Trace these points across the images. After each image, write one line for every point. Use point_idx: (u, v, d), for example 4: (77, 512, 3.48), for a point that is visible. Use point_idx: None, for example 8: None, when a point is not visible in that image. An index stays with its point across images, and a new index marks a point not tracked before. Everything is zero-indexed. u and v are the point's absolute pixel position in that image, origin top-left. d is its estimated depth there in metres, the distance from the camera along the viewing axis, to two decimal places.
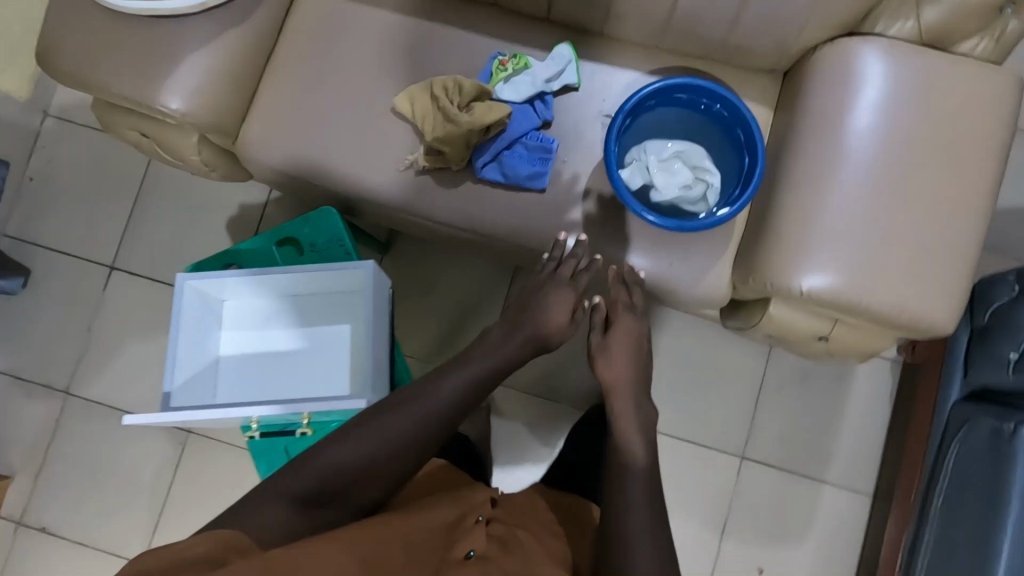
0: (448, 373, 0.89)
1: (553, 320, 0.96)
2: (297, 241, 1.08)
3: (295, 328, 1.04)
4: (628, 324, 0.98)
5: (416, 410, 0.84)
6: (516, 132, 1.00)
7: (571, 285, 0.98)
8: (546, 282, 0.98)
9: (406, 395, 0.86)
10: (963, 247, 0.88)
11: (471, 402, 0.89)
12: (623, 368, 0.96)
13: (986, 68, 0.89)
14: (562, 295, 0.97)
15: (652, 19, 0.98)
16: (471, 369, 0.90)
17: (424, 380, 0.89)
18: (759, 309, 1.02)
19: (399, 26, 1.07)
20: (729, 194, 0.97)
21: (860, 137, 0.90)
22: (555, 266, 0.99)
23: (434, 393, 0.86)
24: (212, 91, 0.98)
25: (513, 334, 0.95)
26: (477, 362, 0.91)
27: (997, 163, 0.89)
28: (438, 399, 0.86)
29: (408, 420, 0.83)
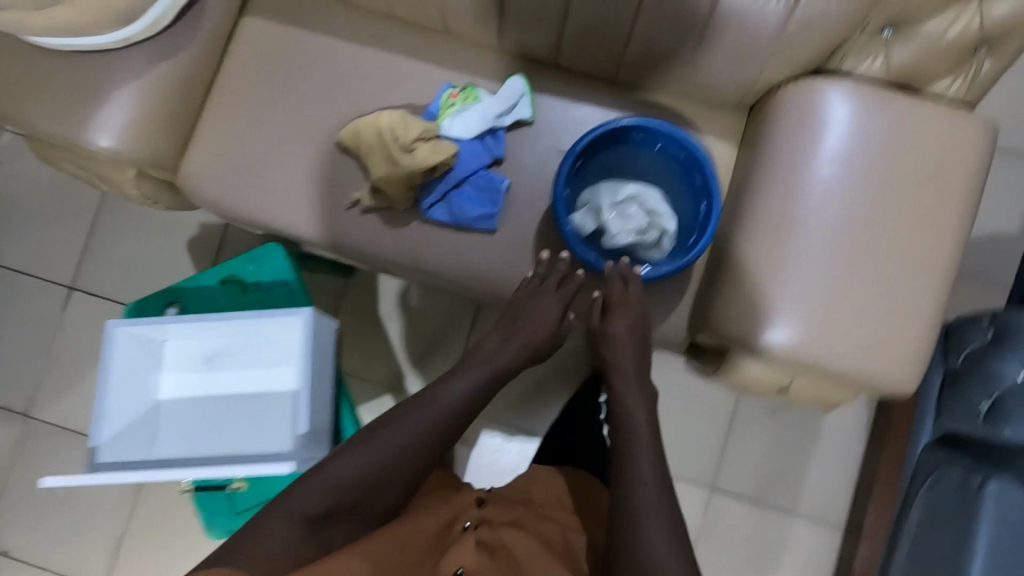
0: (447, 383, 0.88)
1: (543, 329, 0.94)
2: (241, 279, 1.05)
3: (237, 372, 1.02)
4: (627, 316, 0.91)
5: (415, 421, 0.84)
6: (464, 172, 0.96)
7: (557, 296, 0.94)
8: (533, 295, 0.94)
9: (404, 405, 0.85)
10: (924, 301, 0.85)
11: (471, 411, 0.88)
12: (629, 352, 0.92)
13: (954, 115, 0.84)
14: (548, 310, 0.94)
15: (607, 52, 0.92)
16: (468, 383, 0.89)
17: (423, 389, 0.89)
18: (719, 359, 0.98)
19: (345, 55, 1.02)
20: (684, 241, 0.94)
21: (821, 186, 0.85)
22: (540, 280, 0.95)
23: (437, 405, 0.85)
24: (144, 127, 0.94)
25: (505, 343, 0.94)
26: (473, 369, 0.91)
27: (962, 215, 0.85)
28: (436, 409, 0.85)
29: (408, 432, 0.83)
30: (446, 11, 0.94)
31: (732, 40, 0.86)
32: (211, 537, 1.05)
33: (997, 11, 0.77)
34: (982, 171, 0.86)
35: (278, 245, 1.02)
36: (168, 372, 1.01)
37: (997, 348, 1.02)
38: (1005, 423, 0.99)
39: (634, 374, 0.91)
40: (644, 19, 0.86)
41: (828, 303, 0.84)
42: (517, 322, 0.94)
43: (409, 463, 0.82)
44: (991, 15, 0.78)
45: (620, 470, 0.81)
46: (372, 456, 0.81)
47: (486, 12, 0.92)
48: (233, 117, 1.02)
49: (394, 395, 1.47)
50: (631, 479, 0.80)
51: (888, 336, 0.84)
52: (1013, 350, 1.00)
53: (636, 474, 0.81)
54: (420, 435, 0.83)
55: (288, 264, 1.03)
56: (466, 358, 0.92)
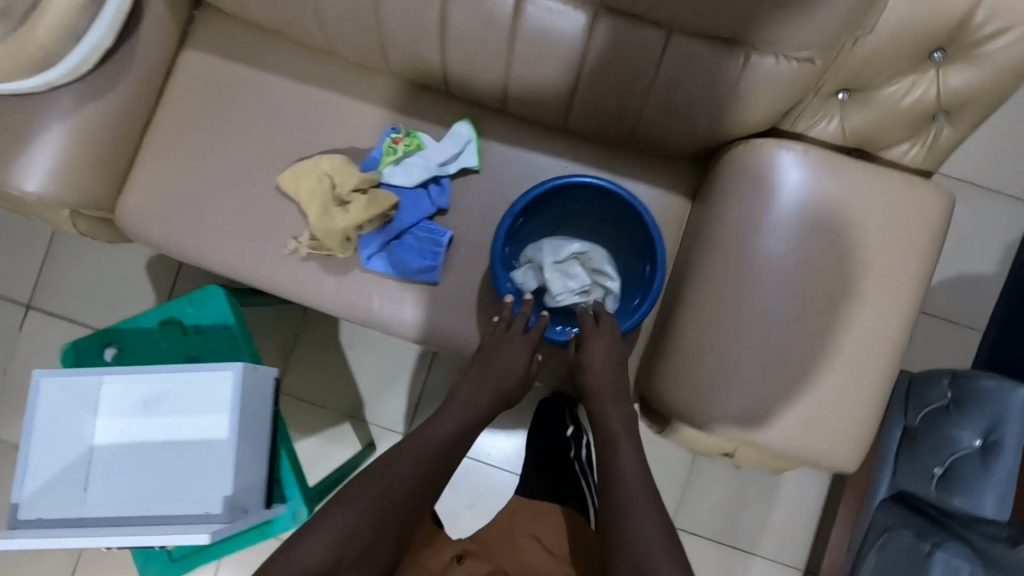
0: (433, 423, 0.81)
1: (515, 375, 0.84)
2: (180, 321, 1.02)
3: (174, 418, 0.95)
4: (603, 340, 0.83)
5: (411, 462, 0.76)
6: (405, 223, 0.93)
7: (525, 337, 0.85)
8: (500, 341, 0.85)
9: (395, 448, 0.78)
10: (873, 376, 0.81)
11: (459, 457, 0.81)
12: (609, 373, 0.82)
13: (908, 180, 0.81)
14: (518, 354, 0.84)
15: (553, 102, 0.89)
16: (451, 424, 0.81)
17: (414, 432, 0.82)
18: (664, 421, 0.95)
19: (287, 93, 0.98)
20: (630, 300, 0.91)
21: (771, 254, 0.81)
22: (505, 327, 0.86)
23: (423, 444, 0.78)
24: (73, 170, 0.90)
25: (475, 387, 0.84)
26: (452, 414, 0.82)
27: (915, 287, 0.81)
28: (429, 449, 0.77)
29: (410, 473, 0.75)
30: (386, 54, 0.90)
31: (680, 98, 0.81)
32: None
33: (957, 79, 0.72)
34: (938, 240, 0.82)
35: (218, 289, 1.00)
36: (104, 417, 0.97)
37: (953, 412, 1.00)
38: (957, 492, 0.97)
39: (615, 396, 0.81)
40: (588, 72, 0.82)
41: (773, 377, 0.81)
42: (485, 369, 0.84)
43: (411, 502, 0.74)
44: (951, 84, 0.73)
45: (622, 494, 0.72)
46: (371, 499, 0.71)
47: (427, 57, 0.88)
48: (171, 156, 0.98)
49: (355, 423, 1.44)
50: (634, 502, 0.71)
51: (834, 411, 0.81)
52: (969, 417, 0.98)
53: (641, 498, 0.71)
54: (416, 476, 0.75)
55: (227, 306, 1.01)
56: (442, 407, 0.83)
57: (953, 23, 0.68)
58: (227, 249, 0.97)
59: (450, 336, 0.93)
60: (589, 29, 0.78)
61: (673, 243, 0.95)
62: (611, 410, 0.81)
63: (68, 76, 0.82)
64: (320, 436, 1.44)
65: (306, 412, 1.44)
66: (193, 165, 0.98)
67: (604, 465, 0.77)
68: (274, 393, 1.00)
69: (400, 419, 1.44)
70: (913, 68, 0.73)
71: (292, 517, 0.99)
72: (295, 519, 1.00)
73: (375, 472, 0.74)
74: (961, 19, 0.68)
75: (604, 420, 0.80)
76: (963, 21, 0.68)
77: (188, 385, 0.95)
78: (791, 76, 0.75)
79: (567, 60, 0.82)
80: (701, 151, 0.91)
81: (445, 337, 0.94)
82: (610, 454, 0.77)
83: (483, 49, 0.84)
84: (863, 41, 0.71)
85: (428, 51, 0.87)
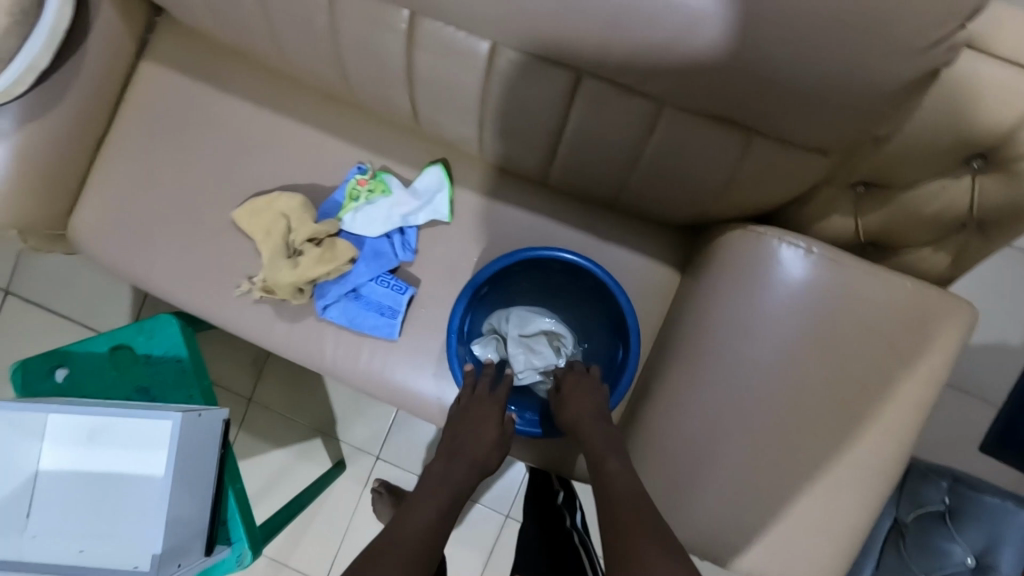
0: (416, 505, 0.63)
1: (491, 442, 0.72)
2: (132, 348, 0.98)
3: (113, 452, 0.92)
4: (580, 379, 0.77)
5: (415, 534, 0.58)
6: (364, 276, 0.86)
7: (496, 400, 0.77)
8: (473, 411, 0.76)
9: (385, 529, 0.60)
10: (857, 503, 0.72)
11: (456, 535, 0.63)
12: (590, 404, 0.74)
13: (923, 289, 0.70)
14: (490, 415, 0.75)
15: (533, 157, 0.79)
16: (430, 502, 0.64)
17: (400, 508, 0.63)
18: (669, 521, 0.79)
19: (249, 118, 0.90)
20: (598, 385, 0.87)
21: (758, 358, 0.71)
22: (471, 392, 0.78)
23: (406, 528, 0.59)
24: (16, 189, 0.83)
25: (455, 462, 0.70)
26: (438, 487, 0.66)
27: (920, 412, 0.71)
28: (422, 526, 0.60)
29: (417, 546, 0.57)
30: (354, 90, 0.81)
31: (671, 174, 0.72)
32: None
33: (993, 191, 0.62)
34: (954, 357, 0.71)
35: (171, 318, 0.96)
36: (49, 444, 0.93)
37: (947, 522, 0.93)
38: None
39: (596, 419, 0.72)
40: (570, 134, 0.72)
41: (745, 496, 0.72)
42: (456, 443, 0.72)
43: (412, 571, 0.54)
44: (986, 194, 0.62)
45: (628, 511, 0.57)
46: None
47: (395, 97, 0.79)
48: (125, 177, 0.91)
49: (325, 438, 1.39)
50: (641, 516, 0.56)
51: (808, 536, 0.72)
52: (964, 531, 0.92)
53: (648, 511, 0.57)
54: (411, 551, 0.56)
55: (180, 338, 0.97)
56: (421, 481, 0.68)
57: (998, 131, 0.57)
58: (176, 284, 0.90)
59: (410, 401, 0.87)
60: (573, 87, 0.66)
61: (655, 319, 0.86)
62: (598, 436, 0.70)
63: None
64: (289, 450, 1.38)
65: (276, 424, 1.39)
66: (147, 189, 0.91)
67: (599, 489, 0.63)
68: (222, 434, 0.96)
69: (373, 439, 1.39)
70: (945, 172, 0.62)
71: (236, 561, 0.97)
72: (239, 563, 0.97)
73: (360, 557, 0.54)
74: (1010, 128, 0.56)
75: (592, 445, 0.69)
76: (1013, 128, 0.56)
77: (131, 420, 0.90)
78: (799, 166, 0.65)
79: (547, 118, 0.71)
80: (697, 223, 0.81)
81: (405, 400, 0.87)
82: (602, 471, 0.65)
83: (455, 97, 0.74)
84: (888, 141, 0.60)
85: (396, 93, 0.77)
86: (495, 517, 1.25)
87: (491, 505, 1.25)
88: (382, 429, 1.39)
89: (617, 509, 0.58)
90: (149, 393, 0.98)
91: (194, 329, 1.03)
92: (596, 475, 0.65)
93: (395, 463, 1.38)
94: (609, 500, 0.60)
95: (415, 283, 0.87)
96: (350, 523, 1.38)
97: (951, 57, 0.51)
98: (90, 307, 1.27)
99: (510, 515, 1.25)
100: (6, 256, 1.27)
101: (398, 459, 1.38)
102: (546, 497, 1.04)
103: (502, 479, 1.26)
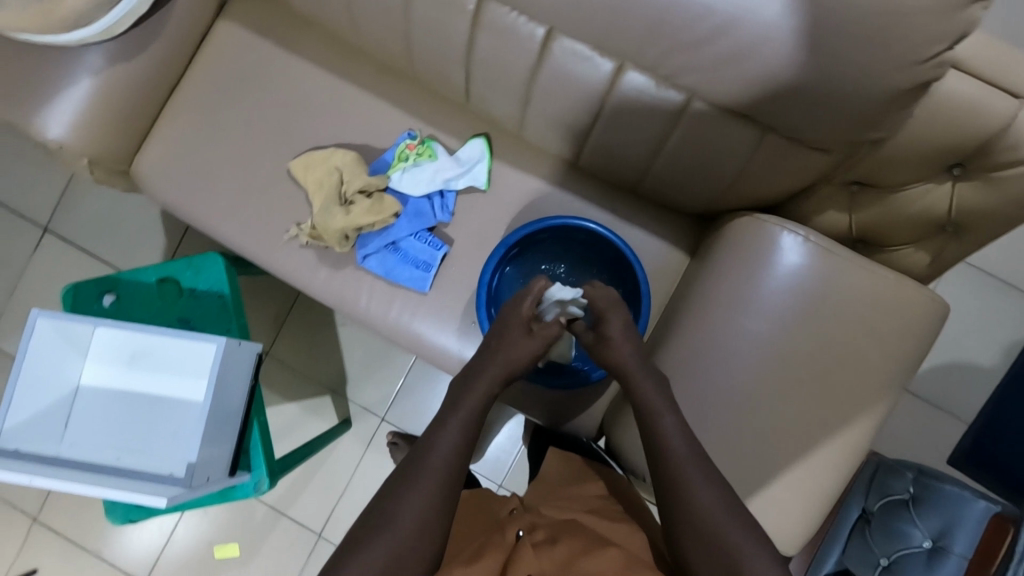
0: (452, 432, 0.69)
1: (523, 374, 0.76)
2: (177, 281, 1.07)
3: (152, 374, 0.98)
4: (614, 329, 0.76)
5: (448, 465, 0.66)
6: (403, 232, 0.95)
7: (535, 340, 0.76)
8: (514, 334, 0.77)
9: (411, 457, 0.67)
10: (831, 467, 0.81)
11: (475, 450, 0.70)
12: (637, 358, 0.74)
13: (902, 282, 0.79)
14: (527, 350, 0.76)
15: (569, 139, 0.89)
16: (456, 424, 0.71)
17: (436, 429, 0.69)
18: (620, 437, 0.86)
19: (312, 80, 0.99)
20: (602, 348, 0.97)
21: (755, 330, 0.80)
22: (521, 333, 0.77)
23: (435, 457, 0.66)
24: (97, 123, 0.91)
25: (476, 380, 0.74)
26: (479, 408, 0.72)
27: (893, 392, 0.80)
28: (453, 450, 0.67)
29: (448, 482, 0.65)
30: (415, 63, 0.90)
31: (692, 162, 0.81)
32: (113, 523, 1.06)
33: (970, 196, 0.72)
34: (926, 344, 0.80)
35: (218, 257, 1.04)
36: (92, 362, 0.99)
37: (910, 508, 1.02)
38: None
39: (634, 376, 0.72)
40: (604, 120, 0.82)
41: (735, 456, 0.80)
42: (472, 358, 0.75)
43: (437, 518, 0.63)
44: (963, 198, 0.72)
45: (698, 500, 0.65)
46: (394, 530, 0.61)
47: (452, 74, 0.88)
48: (188, 125, 0.99)
49: (334, 397, 1.43)
50: (703, 495, 0.65)
51: (790, 494, 0.81)
52: (923, 517, 1.00)
53: (710, 492, 0.65)
54: (437, 497, 0.64)
55: (224, 276, 1.05)
56: (463, 398, 0.72)
57: (976, 141, 0.66)
58: (228, 224, 0.97)
59: (433, 353, 0.95)
60: (614, 75, 0.76)
61: (663, 294, 0.95)
62: (652, 399, 0.71)
63: (99, 36, 0.87)
64: (299, 405, 1.42)
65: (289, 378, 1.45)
66: (209, 136, 0.98)
67: (666, 468, 0.68)
68: (253, 367, 1.04)
69: (380, 401, 1.43)
70: (929, 177, 0.72)
71: (253, 487, 1.03)
72: (255, 490, 1.04)
73: (392, 486, 0.65)
74: (986, 140, 0.66)
75: (651, 412, 0.70)
76: (988, 141, 0.66)
77: (177, 345, 0.97)
78: (806, 162, 0.75)
79: (588, 102, 0.81)
80: (707, 212, 0.91)
81: (427, 351, 0.95)
82: (666, 448, 0.68)
83: (504, 76, 0.83)
84: (884, 144, 0.70)
85: (452, 70, 0.87)
86: (493, 484, 1.31)
87: (487, 474, 1.32)
88: (390, 391, 1.43)
89: (682, 483, 0.66)
90: (190, 324, 1.07)
91: (235, 271, 1.12)
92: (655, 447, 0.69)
93: (397, 425, 1.42)
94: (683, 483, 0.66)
95: (448, 243, 0.96)
96: (350, 478, 1.41)
97: (940, 73, 0.62)
98: (127, 249, 1.34)
99: (508, 481, 1.31)
100: (51, 195, 1.35)
101: (401, 422, 1.42)
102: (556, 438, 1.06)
103: (495, 445, 1.32)
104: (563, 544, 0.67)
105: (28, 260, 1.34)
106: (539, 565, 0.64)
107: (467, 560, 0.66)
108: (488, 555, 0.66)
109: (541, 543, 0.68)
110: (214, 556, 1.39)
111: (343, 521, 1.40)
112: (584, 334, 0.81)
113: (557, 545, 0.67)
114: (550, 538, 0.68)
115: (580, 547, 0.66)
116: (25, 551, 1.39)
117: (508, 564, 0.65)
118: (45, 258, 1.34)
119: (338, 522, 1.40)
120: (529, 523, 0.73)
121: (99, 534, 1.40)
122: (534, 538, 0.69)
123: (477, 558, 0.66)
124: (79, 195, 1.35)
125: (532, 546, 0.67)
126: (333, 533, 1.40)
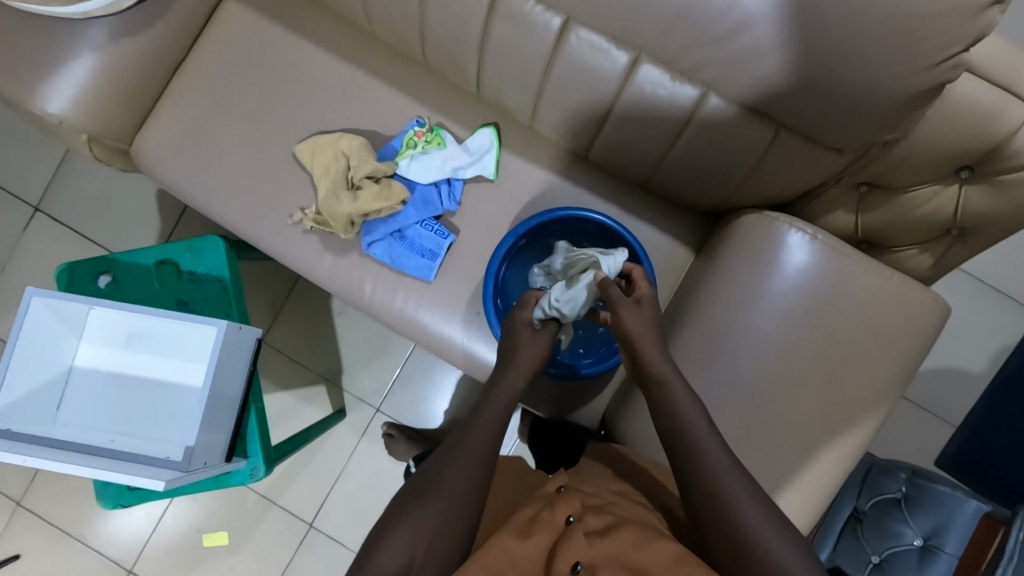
0: (468, 423, 0.67)
1: (530, 363, 0.77)
2: (176, 264, 1.05)
3: (148, 357, 0.96)
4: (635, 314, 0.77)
5: (466, 454, 0.63)
6: (409, 220, 0.95)
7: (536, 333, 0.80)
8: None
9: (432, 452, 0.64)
10: (832, 464, 0.82)
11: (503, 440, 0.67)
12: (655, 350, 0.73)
13: (907, 284, 0.80)
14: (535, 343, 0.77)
15: (581, 132, 0.89)
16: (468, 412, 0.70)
17: (452, 430, 0.67)
18: (624, 430, 0.87)
19: (320, 64, 0.98)
20: (576, 352, 0.96)
21: (761, 327, 0.80)
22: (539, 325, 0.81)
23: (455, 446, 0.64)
24: (99, 99, 0.89)
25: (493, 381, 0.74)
26: (491, 399, 0.71)
27: (894, 391, 0.81)
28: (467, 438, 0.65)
29: (469, 469, 0.61)
30: (427, 49, 0.89)
31: (704, 159, 0.81)
32: (103, 507, 1.05)
33: (977, 200, 0.73)
34: (927, 343, 0.82)
35: (219, 240, 1.03)
36: (87, 342, 0.97)
37: (902, 507, 1.03)
38: None
39: (649, 372, 0.72)
40: (617, 113, 0.82)
41: (739, 451, 0.80)
42: None
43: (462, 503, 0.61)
44: (972, 202, 0.73)
45: (718, 480, 0.61)
46: (425, 502, 0.58)
47: (465, 62, 0.87)
48: (192, 105, 0.97)
49: (330, 385, 1.41)
50: (730, 472, 0.62)
51: (790, 489, 0.82)
52: (915, 516, 1.02)
53: (732, 473, 0.62)
54: (476, 473, 0.61)
55: (224, 260, 1.03)
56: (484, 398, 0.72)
57: (987, 145, 0.67)
58: (232, 207, 0.96)
59: (436, 343, 0.95)
60: (629, 68, 0.76)
61: (668, 290, 0.95)
62: (677, 390, 0.70)
63: (105, 10, 0.85)
64: (293, 393, 1.41)
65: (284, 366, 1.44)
66: (213, 116, 0.97)
67: (682, 449, 0.65)
68: (253, 352, 1.03)
69: (377, 390, 1.42)
70: (937, 179, 0.73)
71: (249, 474, 1.03)
72: (251, 477, 1.03)
73: (420, 473, 0.62)
74: (996, 144, 0.67)
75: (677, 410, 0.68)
76: (997, 145, 0.67)
77: (178, 328, 0.96)
78: (818, 160, 0.75)
79: (602, 93, 0.80)
80: (716, 209, 0.91)
81: (431, 341, 0.95)
82: (684, 431, 0.66)
83: (519, 66, 0.83)
84: (895, 145, 0.71)
85: (466, 57, 0.86)
86: None
87: None
88: (387, 380, 1.42)
89: (707, 477, 0.62)
90: (189, 307, 1.05)
91: (235, 254, 1.10)
92: (672, 427, 0.67)
93: (394, 414, 1.41)
94: (697, 461, 0.63)
95: (455, 232, 0.96)
96: (345, 467, 1.40)
97: (956, 75, 0.62)
98: (122, 231, 1.32)
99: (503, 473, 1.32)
100: (44, 174, 1.32)
101: (397, 413, 1.41)
102: (547, 426, 1.05)
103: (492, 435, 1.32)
104: (618, 534, 0.54)
105: (18, 240, 1.31)
106: (589, 554, 0.52)
107: (514, 534, 0.55)
108: (537, 533, 0.55)
109: (595, 532, 0.55)
110: (202, 544, 1.38)
111: (336, 512, 1.39)
112: (609, 289, 0.77)
113: (612, 534, 0.54)
114: (605, 527, 0.56)
115: (637, 539, 0.54)
116: (9, 535, 1.36)
117: (555, 548, 0.54)
118: (37, 237, 1.31)
119: (329, 512, 1.39)
120: (583, 507, 0.61)
121: (85, 521, 1.37)
122: (587, 525, 0.56)
123: (526, 534, 0.55)
124: (73, 175, 1.32)
125: (581, 534, 0.54)
126: (325, 522, 1.39)
